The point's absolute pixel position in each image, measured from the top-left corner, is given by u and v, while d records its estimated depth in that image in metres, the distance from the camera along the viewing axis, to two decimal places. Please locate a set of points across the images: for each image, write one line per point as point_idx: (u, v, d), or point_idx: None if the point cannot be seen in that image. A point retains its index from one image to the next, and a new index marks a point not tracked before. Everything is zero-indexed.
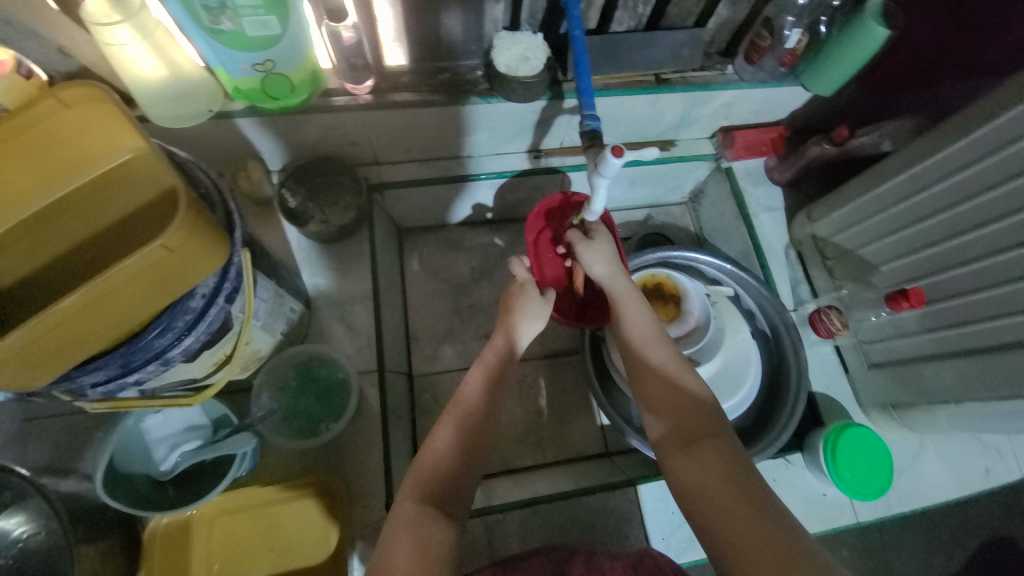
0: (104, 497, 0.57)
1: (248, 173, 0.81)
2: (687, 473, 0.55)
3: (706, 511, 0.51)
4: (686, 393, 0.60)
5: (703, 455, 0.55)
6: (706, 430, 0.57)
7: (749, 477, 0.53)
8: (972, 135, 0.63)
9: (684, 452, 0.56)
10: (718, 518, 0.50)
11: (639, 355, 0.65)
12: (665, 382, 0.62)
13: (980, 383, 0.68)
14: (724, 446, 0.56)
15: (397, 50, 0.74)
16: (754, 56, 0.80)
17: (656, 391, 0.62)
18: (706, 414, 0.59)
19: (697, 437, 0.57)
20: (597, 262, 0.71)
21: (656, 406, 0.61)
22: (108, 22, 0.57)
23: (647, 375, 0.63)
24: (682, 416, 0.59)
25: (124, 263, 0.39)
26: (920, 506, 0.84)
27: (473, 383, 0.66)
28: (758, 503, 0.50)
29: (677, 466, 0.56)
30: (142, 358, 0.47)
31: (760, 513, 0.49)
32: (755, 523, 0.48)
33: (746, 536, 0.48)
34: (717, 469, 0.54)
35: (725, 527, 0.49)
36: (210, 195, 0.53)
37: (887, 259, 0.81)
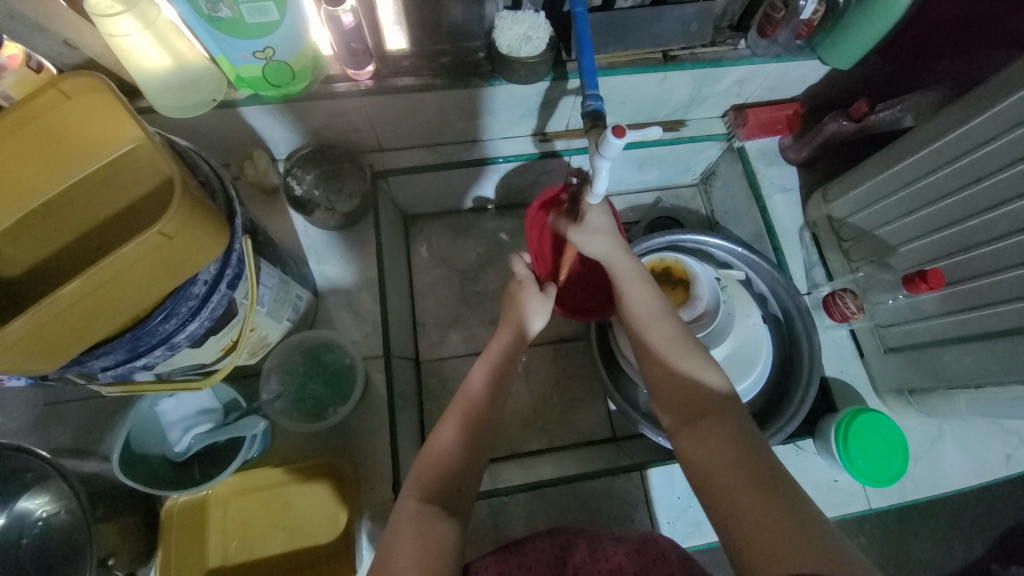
0: (120, 477, 0.60)
1: (254, 162, 0.82)
2: (694, 452, 0.54)
3: (716, 490, 0.50)
4: (694, 372, 0.60)
5: (709, 433, 0.54)
6: (712, 409, 0.56)
7: (758, 453, 0.52)
8: (999, 106, 0.59)
9: (691, 431, 0.56)
10: (728, 496, 0.49)
11: (645, 332, 0.64)
12: (670, 359, 0.61)
13: (1001, 368, 0.65)
14: (730, 425, 0.54)
15: (398, 34, 0.73)
16: (768, 29, 0.77)
17: (663, 369, 0.61)
18: (714, 393, 0.58)
19: (704, 415, 0.56)
20: (594, 243, 0.70)
21: (663, 385, 0.60)
22: (111, 13, 0.58)
23: (654, 353, 0.62)
24: (688, 394, 0.58)
25: (123, 250, 0.40)
26: (936, 493, 0.82)
27: (478, 377, 0.67)
28: (766, 480, 0.49)
29: (685, 444, 0.55)
30: (148, 343, 0.49)
31: (768, 491, 0.48)
32: (763, 500, 0.48)
33: (756, 514, 0.47)
34: (725, 448, 0.53)
35: (734, 506, 0.48)
36: (210, 183, 0.54)
37: (905, 240, 0.77)
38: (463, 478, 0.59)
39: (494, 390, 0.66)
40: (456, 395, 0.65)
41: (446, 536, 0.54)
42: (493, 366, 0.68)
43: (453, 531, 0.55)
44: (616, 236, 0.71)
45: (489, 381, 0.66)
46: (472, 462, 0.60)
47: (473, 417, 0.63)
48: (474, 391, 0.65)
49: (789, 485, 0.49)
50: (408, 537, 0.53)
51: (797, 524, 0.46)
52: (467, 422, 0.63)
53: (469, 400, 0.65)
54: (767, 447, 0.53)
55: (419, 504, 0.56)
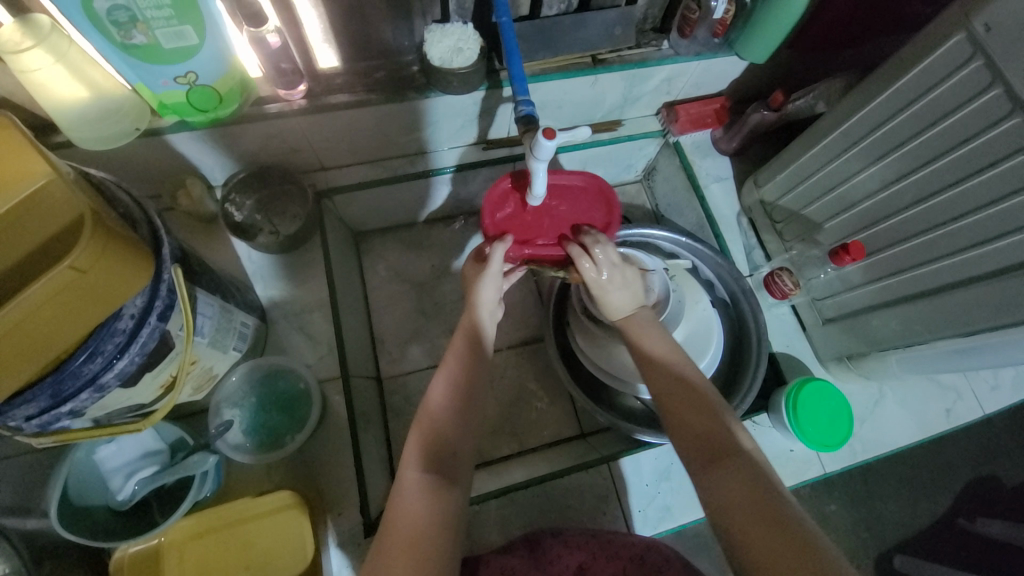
0: (58, 531, 0.56)
1: (188, 190, 0.79)
2: (714, 494, 0.53)
3: (735, 529, 0.50)
4: (709, 411, 0.59)
5: (727, 472, 0.53)
6: (730, 446, 0.55)
7: (777, 492, 0.51)
8: (894, 87, 0.65)
9: (710, 469, 0.54)
10: (750, 540, 0.48)
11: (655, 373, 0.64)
12: (688, 400, 0.60)
13: (922, 326, 0.71)
14: (749, 463, 0.53)
15: (328, 51, 0.72)
16: (686, 29, 0.81)
17: (677, 409, 0.60)
18: (728, 430, 0.57)
19: (722, 454, 0.55)
20: (619, 304, 0.69)
21: (681, 423, 0.59)
22: (19, 49, 0.56)
23: (667, 392, 0.61)
24: (705, 434, 0.57)
25: (31, 288, 0.38)
26: (883, 452, 0.87)
27: (439, 385, 0.65)
28: (784, 521, 0.48)
29: (704, 483, 0.55)
30: (73, 386, 0.46)
31: (791, 534, 0.47)
32: (788, 545, 0.46)
33: (777, 556, 0.46)
34: (741, 486, 0.52)
35: (754, 549, 0.48)
36: (131, 214, 0.51)
37: (830, 217, 0.83)
38: (430, 471, 0.58)
39: (454, 389, 0.65)
40: (418, 416, 0.63)
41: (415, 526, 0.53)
42: (449, 368, 0.66)
43: (427, 523, 0.53)
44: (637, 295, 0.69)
45: (447, 389, 0.65)
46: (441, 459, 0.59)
47: (434, 416, 0.63)
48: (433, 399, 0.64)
49: (810, 526, 0.48)
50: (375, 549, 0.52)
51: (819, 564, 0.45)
52: (424, 416, 0.63)
53: (429, 413, 0.63)
54: (786, 492, 0.51)
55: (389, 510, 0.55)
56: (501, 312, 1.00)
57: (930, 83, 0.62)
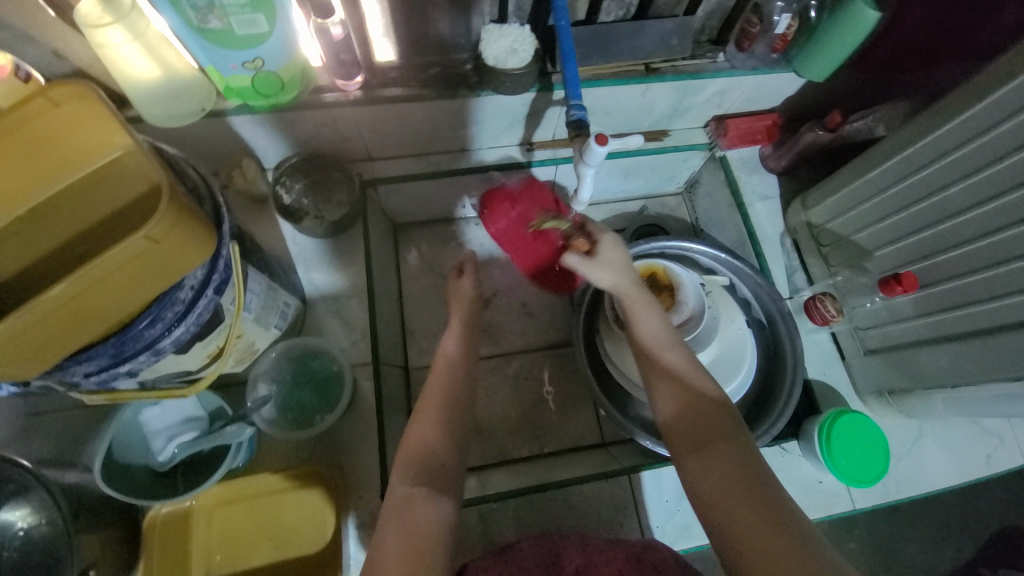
0: (101, 487, 0.59)
1: (242, 170, 0.82)
2: (699, 478, 0.54)
3: (719, 514, 0.51)
4: (699, 396, 0.59)
5: (713, 458, 0.54)
6: (718, 432, 0.56)
7: (763, 480, 0.52)
8: (962, 117, 0.63)
9: (697, 455, 0.55)
10: (732, 521, 0.50)
11: (651, 357, 0.64)
12: (679, 385, 0.61)
13: (975, 366, 0.68)
14: (736, 450, 0.55)
15: (387, 44, 0.74)
16: (745, 42, 0.80)
17: (666, 393, 0.61)
18: (718, 417, 0.58)
19: (709, 439, 0.56)
20: (606, 277, 0.69)
21: (670, 407, 0.60)
22: (100, 24, 0.59)
23: (659, 375, 0.62)
24: (695, 419, 0.58)
25: (110, 253, 0.40)
26: (917, 493, 0.83)
27: (451, 346, 0.73)
28: (767, 504, 0.50)
29: (690, 467, 0.56)
30: (132, 349, 0.49)
31: (774, 521, 0.48)
32: (770, 527, 0.48)
33: (759, 542, 0.48)
34: (729, 473, 0.53)
35: (737, 534, 0.49)
36: (198, 189, 0.54)
37: (879, 245, 0.80)
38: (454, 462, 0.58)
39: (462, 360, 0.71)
40: (433, 373, 0.70)
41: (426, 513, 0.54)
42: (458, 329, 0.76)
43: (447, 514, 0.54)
44: (624, 267, 0.70)
45: (459, 343, 0.74)
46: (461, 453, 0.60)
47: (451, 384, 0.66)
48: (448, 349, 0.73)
49: (788, 507, 0.50)
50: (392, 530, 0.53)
51: (799, 552, 0.46)
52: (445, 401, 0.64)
53: (444, 365, 0.71)
54: (770, 475, 0.53)
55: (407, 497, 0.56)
56: (530, 313, 1.00)
57: (1003, 113, 0.59)
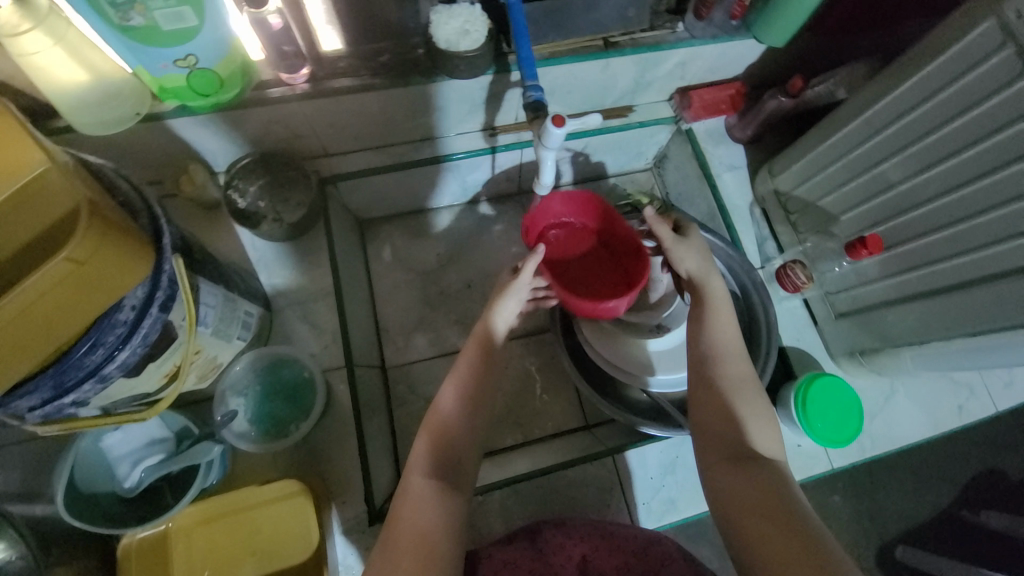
0: (67, 519, 0.57)
1: (191, 176, 0.78)
2: (731, 490, 0.54)
3: (750, 530, 0.50)
4: (741, 413, 0.58)
5: (751, 475, 0.54)
6: (756, 452, 0.56)
7: (796, 505, 0.51)
8: (919, 75, 0.62)
9: (732, 469, 0.55)
10: (755, 532, 0.50)
11: (699, 367, 0.63)
12: (722, 400, 0.59)
13: (941, 323, 0.69)
14: (773, 472, 0.54)
15: (332, 34, 0.70)
16: (703, 9, 0.79)
17: (708, 404, 0.60)
18: (758, 438, 0.57)
19: (748, 458, 0.55)
20: (687, 261, 0.69)
21: (708, 420, 0.59)
22: (18, 32, 0.54)
23: (701, 387, 0.62)
24: (727, 432, 0.58)
25: (28, 281, 0.37)
26: (893, 448, 0.86)
27: (448, 392, 0.64)
28: (793, 519, 0.50)
29: (722, 480, 0.55)
30: (75, 377, 0.46)
31: (806, 543, 0.47)
32: (793, 542, 0.48)
33: (787, 562, 0.47)
34: (764, 491, 0.52)
35: (764, 551, 0.48)
36: (131, 201, 0.50)
37: (846, 208, 0.81)
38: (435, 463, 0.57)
39: (464, 396, 0.63)
40: (427, 420, 0.62)
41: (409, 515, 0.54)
42: (460, 377, 0.65)
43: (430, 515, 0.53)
44: (707, 263, 0.70)
45: (455, 397, 0.63)
46: (440, 451, 0.59)
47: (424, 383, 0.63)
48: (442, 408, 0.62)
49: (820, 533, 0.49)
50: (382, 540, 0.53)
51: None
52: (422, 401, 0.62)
53: (440, 422, 0.62)
54: (798, 495, 0.52)
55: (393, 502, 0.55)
56: None
57: (959, 70, 0.59)
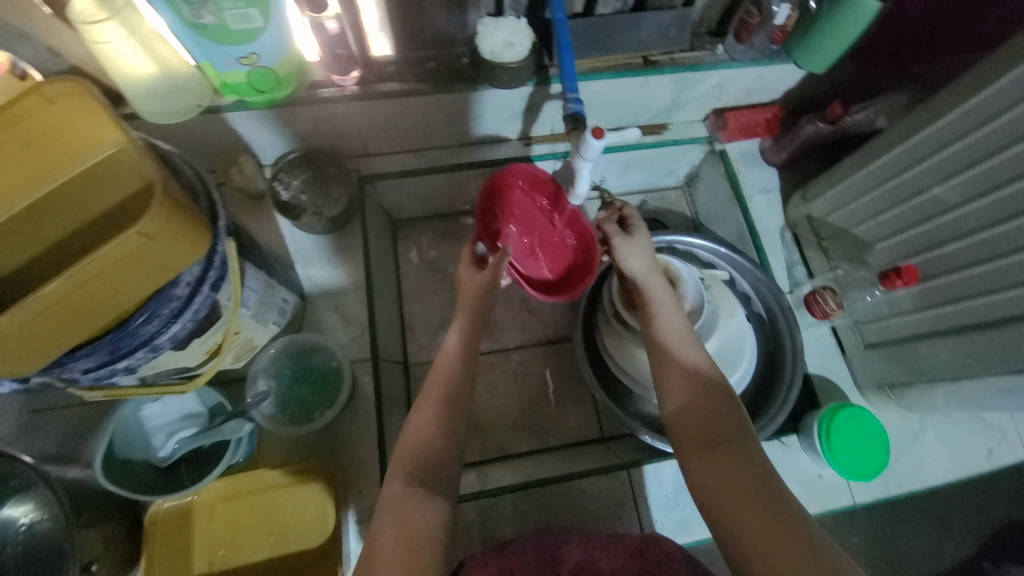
0: (105, 482, 0.60)
1: (240, 167, 0.83)
2: (708, 478, 0.53)
3: (728, 516, 0.50)
4: (707, 394, 0.58)
5: (723, 458, 0.54)
6: (726, 430, 0.56)
7: (772, 482, 0.51)
8: (962, 108, 0.62)
9: (704, 456, 0.55)
10: (738, 523, 0.49)
11: (663, 353, 0.63)
12: (687, 382, 0.59)
13: (976, 359, 0.67)
14: (744, 450, 0.54)
15: (382, 40, 0.74)
16: (744, 34, 0.79)
17: (675, 391, 0.59)
18: (724, 415, 0.57)
19: (718, 439, 0.55)
20: (633, 257, 0.70)
21: (675, 404, 0.59)
22: (95, 20, 0.59)
23: (668, 372, 0.61)
24: (704, 419, 0.57)
25: (103, 250, 0.40)
26: (917, 487, 0.83)
27: (451, 343, 0.68)
28: (773, 502, 0.50)
29: (697, 469, 0.55)
30: (130, 345, 0.49)
31: (785, 521, 0.48)
32: (774, 527, 0.48)
33: (769, 545, 0.47)
34: (739, 472, 0.52)
35: (745, 537, 0.48)
36: (193, 185, 0.54)
37: (881, 237, 0.80)
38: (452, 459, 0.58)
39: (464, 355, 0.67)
40: (430, 379, 0.65)
41: (418, 498, 0.55)
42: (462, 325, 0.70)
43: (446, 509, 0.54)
44: (653, 256, 0.71)
45: (460, 343, 0.68)
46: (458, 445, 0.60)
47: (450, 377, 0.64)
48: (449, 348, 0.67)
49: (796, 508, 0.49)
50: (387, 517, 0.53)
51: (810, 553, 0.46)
52: (444, 395, 0.63)
53: (444, 359, 0.66)
54: (778, 479, 0.52)
55: (406, 488, 0.55)
56: (529, 309, 1.00)
57: (1003, 104, 0.58)
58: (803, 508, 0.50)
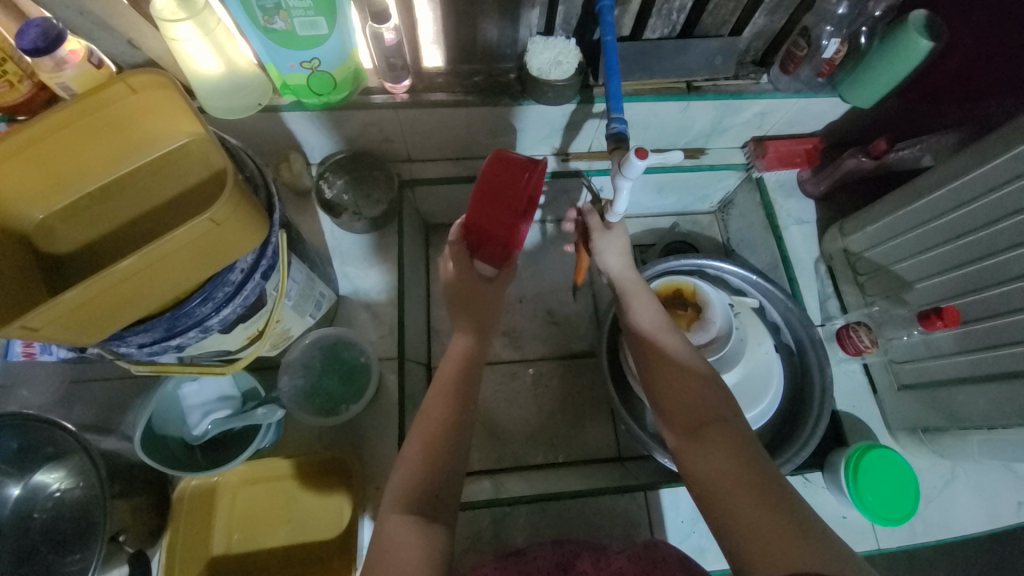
0: (141, 456, 0.63)
1: (289, 164, 0.86)
2: (698, 465, 0.54)
3: (718, 499, 0.51)
4: (695, 383, 0.60)
5: (711, 444, 0.54)
6: (715, 416, 0.56)
7: (761, 464, 0.52)
8: (1013, 151, 0.61)
9: (692, 443, 0.56)
10: (729, 502, 0.50)
11: (647, 346, 0.65)
12: (674, 374, 0.61)
13: (1014, 409, 0.65)
14: (732, 433, 0.55)
15: (435, 52, 0.77)
16: (790, 65, 0.79)
17: (664, 382, 0.61)
18: (712, 400, 0.58)
19: (705, 425, 0.56)
20: (609, 257, 0.73)
21: (665, 395, 0.60)
22: (173, 19, 0.63)
23: (656, 365, 0.63)
24: (695, 406, 0.58)
25: (177, 232, 0.43)
26: (946, 537, 0.80)
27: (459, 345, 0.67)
28: (762, 483, 0.51)
29: (688, 457, 0.56)
30: (184, 324, 0.51)
31: (774, 503, 0.49)
32: (764, 507, 0.49)
33: (760, 527, 0.48)
34: (727, 455, 0.53)
35: (738, 522, 0.49)
36: (254, 178, 0.57)
37: (921, 276, 0.78)
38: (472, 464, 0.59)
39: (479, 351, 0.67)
40: (441, 368, 0.65)
41: (437, 494, 0.56)
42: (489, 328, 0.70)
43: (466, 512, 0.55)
44: (628, 255, 0.74)
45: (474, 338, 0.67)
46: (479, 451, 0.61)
47: (473, 379, 0.65)
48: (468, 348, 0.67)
49: (786, 488, 0.51)
50: (403, 511, 0.54)
51: (798, 532, 0.47)
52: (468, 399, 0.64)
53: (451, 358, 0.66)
54: (767, 458, 0.53)
55: (426, 487, 0.56)
56: (554, 322, 1.01)
57: None
58: (793, 487, 0.51)
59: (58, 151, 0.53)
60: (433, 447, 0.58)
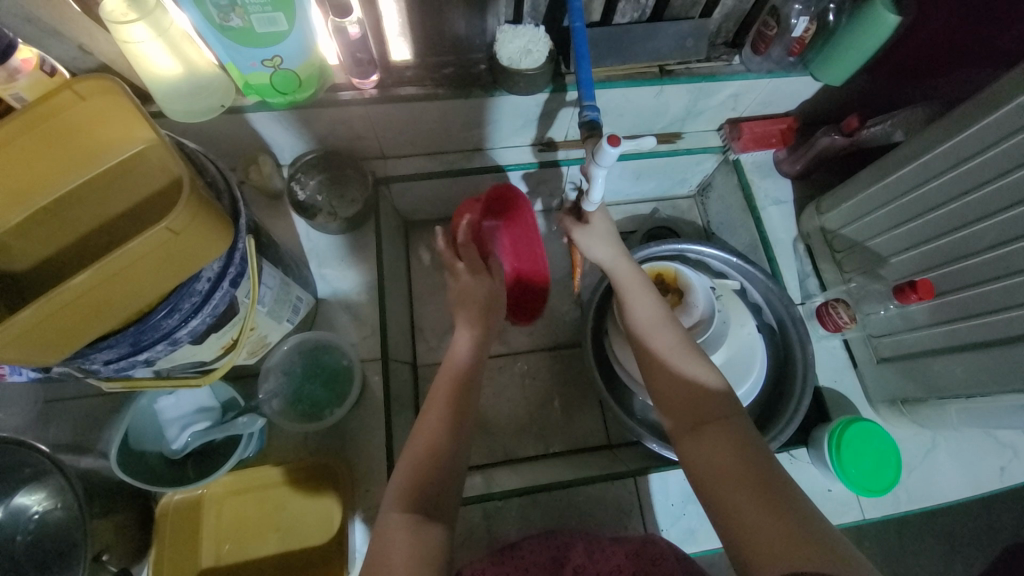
0: (117, 473, 0.61)
1: (259, 166, 0.84)
2: (699, 458, 0.55)
3: (717, 491, 0.52)
4: (694, 378, 0.60)
5: (712, 438, 0.55)
6: (715, 411, 0.57)
7: (761, 457, 0.52)
8: (981, 123, 0.62)
9: (693, 436, 0.56)
10: (729, 498, 0.51)
11: (643, 341, 0.65)
12: (672, 370, 0.61)
13: (989, 376, 0.66)
14: (732, 428, 0.55)
15: (402, 45, 0.75)
16: (761, 45, 0.79)
17: (662, 377, 0.61)
18: (714, 396, 0.58)
19: (706, 420, 0.56)
20: (600, 251, 0.73)
21: (664, 390, 0.61)
22: (125, 21, 0.60)
23: (654, 360, 0.63)
24: (695, 400, 0.58)
25: (131, 244, 0.42)
26: (929, 504, 0.82)
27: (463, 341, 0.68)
28: (761, 477, 0.51)
29: (688, 450, 0.56)
30: (151, 338, 0.50)
31: (772, 497, 0.49)
32: (762, 501, 0.49)
33: (757, 520, 0.48)
34: (727, 449, 0.54)
35: (737, 517, 0.49)
36: (217, 183, 0.55)
37: (897, 251, 0.79)
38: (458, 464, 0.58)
39: (470, 352, 0.67)
40: (444, 370, 0.66)
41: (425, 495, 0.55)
42: (471, 324, 0.70)
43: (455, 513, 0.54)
44: (619, 246, 0.73)
45: (471, 341, 0.68)
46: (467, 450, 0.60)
47: (458, 376, 0.65)
48: (456, 350, 0.67)
49: (787, 482, 0.51)
50: (396, 509, 0.54)
51: (796, 526, 0.47)
52: (452, 397, 0.63)
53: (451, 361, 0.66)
54: (769, 453, 0.53)
55: (411, 489, 0.55)
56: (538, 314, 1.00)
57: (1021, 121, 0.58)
58: (793, 480, 0.51)
59: (7, 165, 0.51)
60: (421, 447, 0.58)
